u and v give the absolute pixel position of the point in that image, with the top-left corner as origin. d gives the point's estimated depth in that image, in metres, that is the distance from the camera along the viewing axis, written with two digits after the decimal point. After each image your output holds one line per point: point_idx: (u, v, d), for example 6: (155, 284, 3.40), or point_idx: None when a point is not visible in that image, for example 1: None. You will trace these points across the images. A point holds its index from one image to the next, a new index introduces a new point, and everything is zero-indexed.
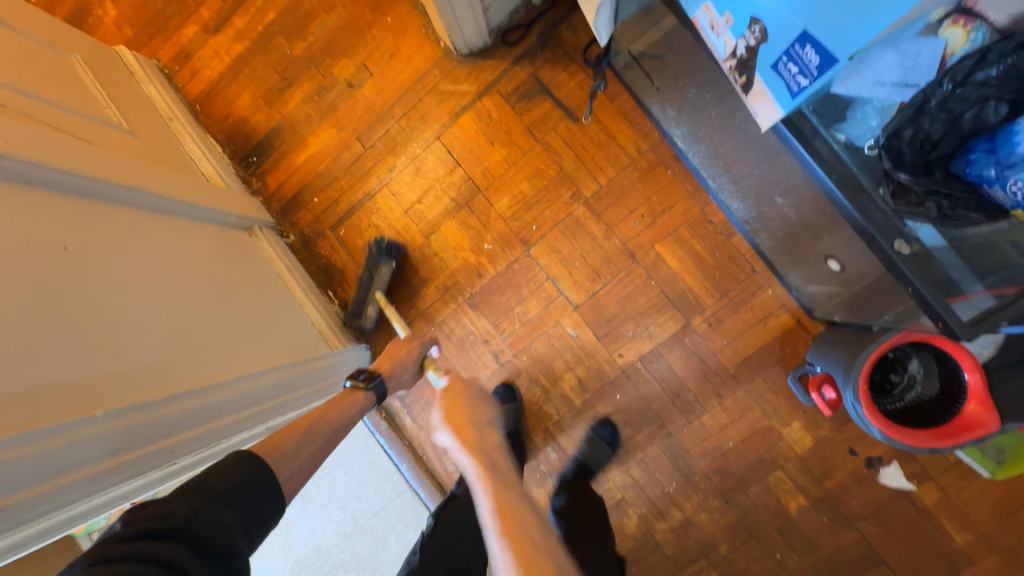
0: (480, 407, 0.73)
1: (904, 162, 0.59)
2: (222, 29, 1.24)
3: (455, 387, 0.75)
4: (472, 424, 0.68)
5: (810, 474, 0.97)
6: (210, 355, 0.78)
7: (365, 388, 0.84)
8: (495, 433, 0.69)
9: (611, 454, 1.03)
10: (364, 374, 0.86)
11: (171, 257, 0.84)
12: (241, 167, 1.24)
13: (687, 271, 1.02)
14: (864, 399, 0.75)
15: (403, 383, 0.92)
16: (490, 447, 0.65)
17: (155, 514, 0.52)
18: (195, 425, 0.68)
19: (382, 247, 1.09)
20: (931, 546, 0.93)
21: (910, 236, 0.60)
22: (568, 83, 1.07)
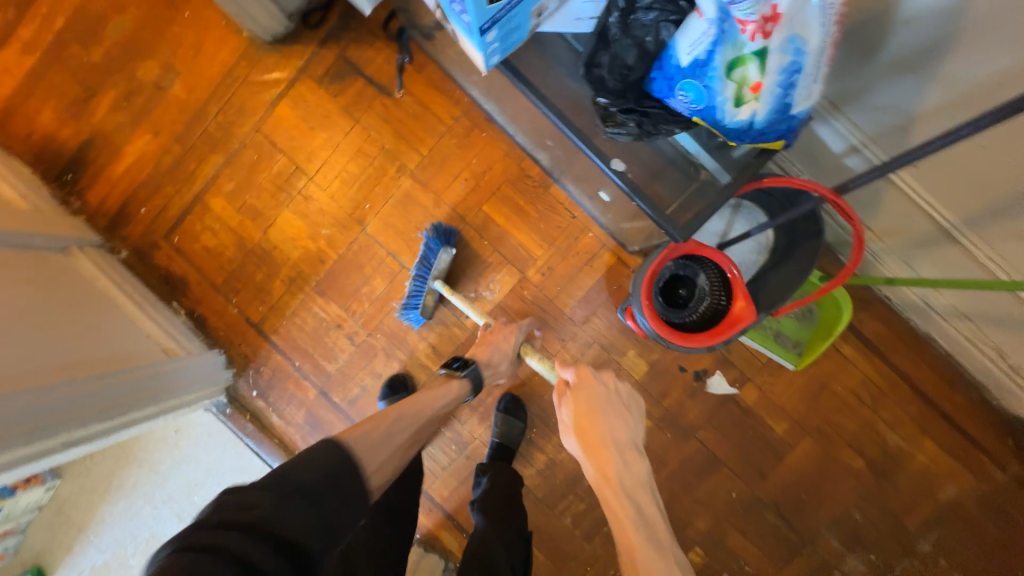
0: (620, 420, 0.75)
1: (607, 87, 0.64)
2: (8, 42, 1.15)
3: (584, 390, 0.76)
4: (612, 447, 0.71)
5: (650, 396, 1.05)
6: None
7: (459, 374, 0.89)
8: (637, 458, 0.71)
9: (523, 424, 1.05)
10: (459, 362, 0.91)
11: None
12: (56, 186, 1.16)
13: (515, 227, 1.06)
14: (644, 300, 0.83)
15: (498, 370, 0.95)
16: (630, 480, 0.69)
17: (235, 503, 0.51)
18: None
19: (438, 234, 1.02)
20: (757, 439, 1.04)
21: (700, 167, 0.74)
22: (376, 59, 1.08)
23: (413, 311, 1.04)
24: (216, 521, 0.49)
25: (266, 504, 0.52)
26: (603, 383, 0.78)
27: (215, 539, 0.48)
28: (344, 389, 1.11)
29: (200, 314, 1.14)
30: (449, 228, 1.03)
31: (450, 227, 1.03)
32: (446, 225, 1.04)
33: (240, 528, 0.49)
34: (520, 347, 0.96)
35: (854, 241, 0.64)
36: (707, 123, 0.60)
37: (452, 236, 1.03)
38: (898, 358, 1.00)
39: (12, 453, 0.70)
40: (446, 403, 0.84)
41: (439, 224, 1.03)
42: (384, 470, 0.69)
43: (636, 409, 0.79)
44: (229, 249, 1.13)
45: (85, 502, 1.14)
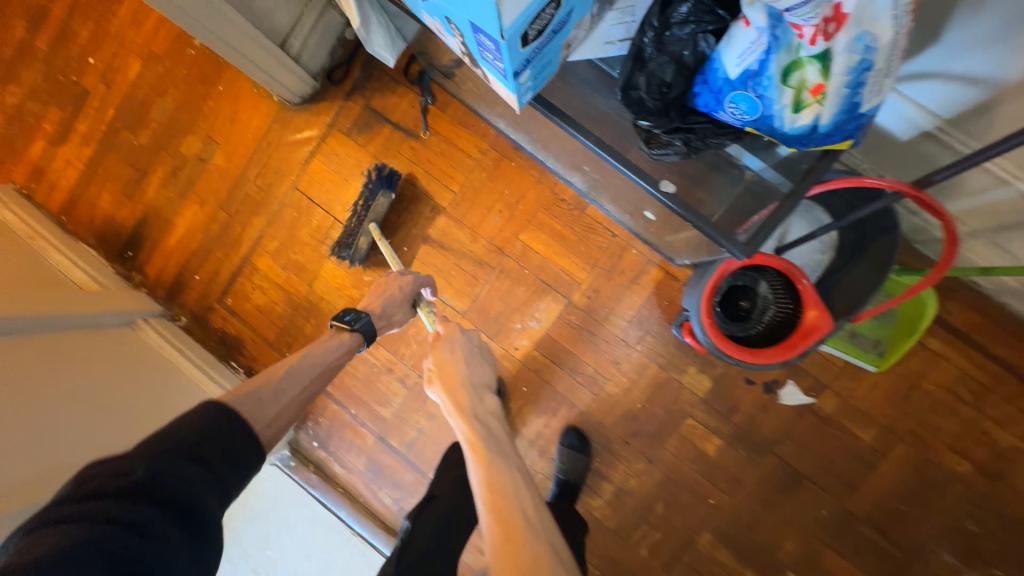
0: (472, 368, 0.74)
1: (648, 108, 0.61)
2: (68, 137, 1.25)
3: (446, 345, 0.75)
4: (467, 387, 0.70)
5: (718, 413, 0.99)
6: (63, 464, 0.77)
7: (350, 328, 0.82)
8: (491, 396, 0.72)
9: (586, 458, 1.00)
10: (349, 315, 0.83)
11: (49, 372, 0.85)
12: (119, 264, 1.24)
13: (554, 253, 1.04)
14: (706, 319, 0.78)
15: (391, 321, 0.87)
16: (481, 409, 0.68)
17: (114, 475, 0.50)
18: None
19: (381, 175, 1.07)
20: (842, 449, 0.96)
21: (744, 168, 0.72)
22: (400, 105, 1.10)
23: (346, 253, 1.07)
24: (80, 492, 0.49)
25: (141, 469, 0.51)
26: (466, 334, 0.79)
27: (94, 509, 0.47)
28: (401, 432, 1.11)
29: (258, 370, 1.18)
30: (386, 169, 1.07)
31: (395, 171, 1.07)
32: (389, 167, 1.08)
33: (119, 495, 0.49)
34: (415, 299, 0.90)
35: (944, 238, 0.58)
36: (764, 131, 0.56)
37: (394, 177, 1.07)
38: (999, 348, 0.90)
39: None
40: (333, 357, 0.80)
41: (377, 167, 1.07)
42: (280, 420, 0.69)
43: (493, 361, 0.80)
44: (279, 306, 1.17)
45: None
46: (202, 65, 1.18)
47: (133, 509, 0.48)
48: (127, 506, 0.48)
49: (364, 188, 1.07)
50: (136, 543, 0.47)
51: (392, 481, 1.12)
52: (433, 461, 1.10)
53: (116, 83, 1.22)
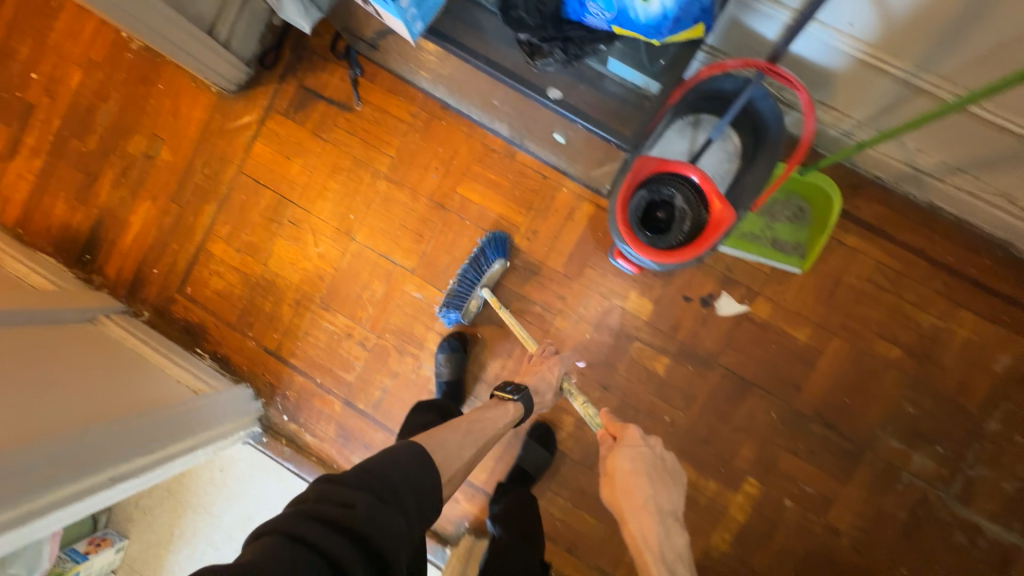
0: (655, 491, 0.73)
1: (527, 24, 0.67)
2: (17, 151, 1.28)
3: (627, 451, 0.75)
4: (651, 516, 0.71)
5: (662, 332, 1.04)
6: (24, 423, 0.76)
7: (512, 398, 0.84)
8: (678, 529, 0.72)
9: (550, 455, 1.04)
10: (511, 387, 0.87)
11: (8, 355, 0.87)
12: (78, 268, 1.27)
13: (493, 201, 1.09)
14: (622, 227, 0.84)
15: (546, 400, 0.90)
16: (669, 550, 0.69)
17: (335, 497, 0.52)
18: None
19: (494, 241, 1.04)
20: (782, 351, 1.00)
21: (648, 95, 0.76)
22: (332, 81, 1.15)
23: (453, 313, 1.05)
24: (309, 512, 0.51)
25: (361, 506, 0.52)
26: (649, 445, 0.76)
27: (313, 529, 0.49)
28: (367, 394, 1.14)
29: (223, 353, 1.20)
30: (500, 236, 1.05)
31: (506, 237, 1.06)
32: (501, 233, 1.06)
33: (335, 524, 0.50)
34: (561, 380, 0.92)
35: (804, 108, 0.66)
36: (626, 26, 0.62)
37: (506, 245, 1.05)
38: (908, 236, 0.97)
39: (53, 493, 0.74)
40: (500, 425, 0.79)
41: (491, 232, 1.05)
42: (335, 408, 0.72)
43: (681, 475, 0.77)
44: (237, 288, 1.20)
45: (154, 556, 1.20)
46: (140, 67, 1.23)
47: (344, 546, 0.49)
48: (335, 538, 0.49)
49: (476, 250, 1.03)
50: None
51: (363, 444, 1.14)
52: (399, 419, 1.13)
53: (60, 94, 1.26)
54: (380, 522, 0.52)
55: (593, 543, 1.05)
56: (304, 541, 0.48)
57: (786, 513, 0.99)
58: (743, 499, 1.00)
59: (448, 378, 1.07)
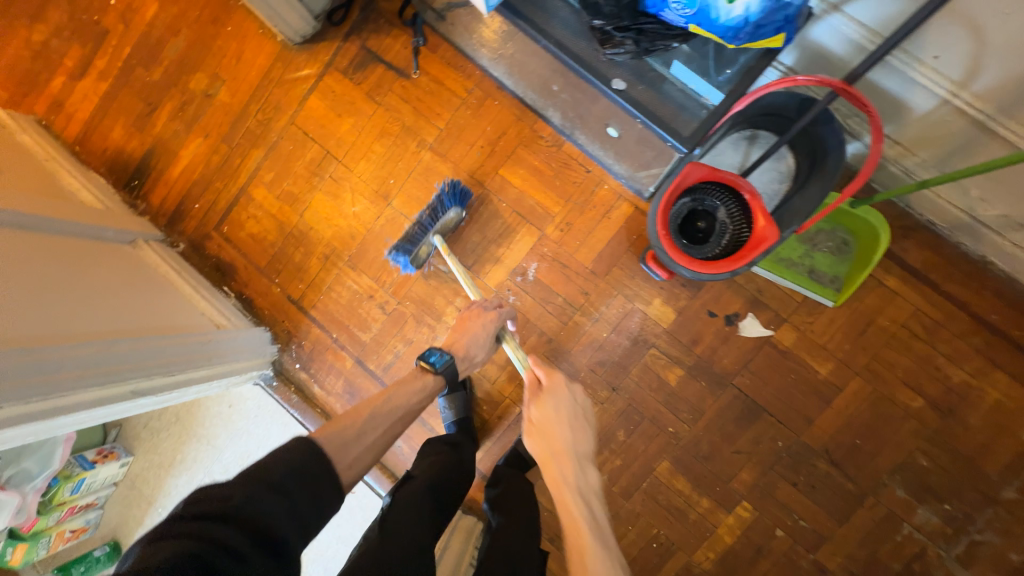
0: (570, 431, 0.79)
1: (602, 11, 0.66)
2: (87, 72, 1.33)
3: (552, 399, 0.81)
4: (568, 453, 0.76)
5: (681, 343, 1.03)
6: (59, 326, 0.79)
7: (434, 370, 0.87)
8: (590, 467, 0.77)
9: None
10: (434, 357, 0.88)
11: (52, 263, 0.90)
12: (126, 192, 1.31)
13: (532, 187, 1.09)
14: (660, 231, 0.82)
15: (473, 362, 0.93)
16: (582, 485, 0.74)
17: (213, 497, 0.52)
18: (25, 377, 0.69)
19: (453, 191, 1.05)
20: (800, 382, 0.98)
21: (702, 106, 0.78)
22: (394, 45, 1.17)
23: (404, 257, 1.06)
24: (186, 514, 0.51)
25: (237, 497, 0.53)
26: (568, 390, 0.84)
27: (190, 525, 0.49)
28: (378, 356, 1.16)
29: (248, 295, 1.24)
30: (458, 184, 1.05)
31: (464, 187, 1.05)
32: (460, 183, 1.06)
33: (217, 518, 0.50)
34: (499, 331, 0.94)
35: (871, 132, 0.63)
36: (704, 26, 0.62)
37: (465, 195, 1.06)
38: (952, 286, 0.94)
39: (80, 396, 0.77)
40: (414, 399, 0.82)
41: (450, 180, 1.05)
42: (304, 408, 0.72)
43: (593, 423, 0.84)
44: (271, 234, 1.23)
45: (155, 476, 1.26)
46: (213, 7, 1.27)
47: (226, 530, 0.49)
48: (219, 528, 0.49)
49: (434, 198, 1.05)
50: (227, 563, 0.47)
51: None
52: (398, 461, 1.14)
53: (134, 23, 1.31)
54: (262, 504, 0.54)
55: None
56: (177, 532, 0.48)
57: (776, 544, 0.98)
58: (733, 521, 0.99)
59: (456, 417, 1.04)
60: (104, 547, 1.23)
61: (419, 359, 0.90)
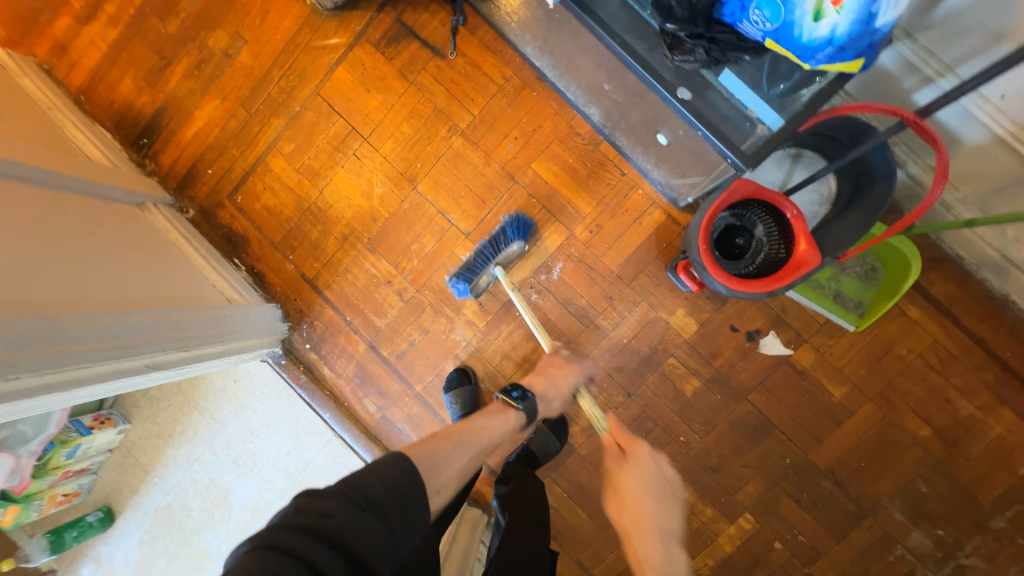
0: (656, 508, 0.75)
1: (675, 15, 0.64)
2: (95, 17, 1.25)
3: (635, 470, 0.79)
4: (654, 534, 0.72)
5: (700, 356, 1.03)
6: (72, 295, 0.75)
7: (515, 406, 0.81)
8: (677, 546, 0.73)
9: (558, 445, 1.03)
10: (517, 393, 0.83)
11: (59, 224, 0.85)
12: (133, 150, 1.25)
13: (564, 184, 1.07)
14: (701, 246, 0.82)
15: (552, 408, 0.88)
16: (667, 567, 0.69)
17: (312, 511, 0.47)
18: (43, 347, 0.65)
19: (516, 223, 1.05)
20: (814, 403, 1.00)
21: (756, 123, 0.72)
22: (431, 22, 1.11)
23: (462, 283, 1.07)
24: (288, 524, 0.46)
25: (341, 516, 0.48)
26: (656, 462, 0.81)
27: (292, 541, 0.45)
28: (392, 343, 1.15)
29: (259, 269, 1.20)
30: (526, 220, 1.05)
31: (530, 220, 1.06)
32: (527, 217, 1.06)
33: (316, 536, 0.46)
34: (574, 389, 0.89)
35: (936, 173, 0.64)
36: (782, 42, 0.59)
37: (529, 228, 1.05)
38: (972, 322, 0.95)
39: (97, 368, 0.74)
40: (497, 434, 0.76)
41: (519, 215, 1.05)
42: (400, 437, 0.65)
43: (682, 496, 0.81)
44: (287, 209, 1.19)
45: (153, 445, 1.24)
46: None
47: (324, 554, 0.45)
48: (319, 550, 0.45)
49: (497, 229, 1.05)
50: None
51: (378, 390, 1.15)
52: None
53: None
54: (359, 531, 0.48)
55: (579, 537, 1.07)
56: (281, 549, 0.44)
57: (773, 555, 1.01)
58: (734, 531, 1.02)
59: (462, 411, 1.07)
60: (97, 512, 1.21)
61: (499, 394, 0.84)
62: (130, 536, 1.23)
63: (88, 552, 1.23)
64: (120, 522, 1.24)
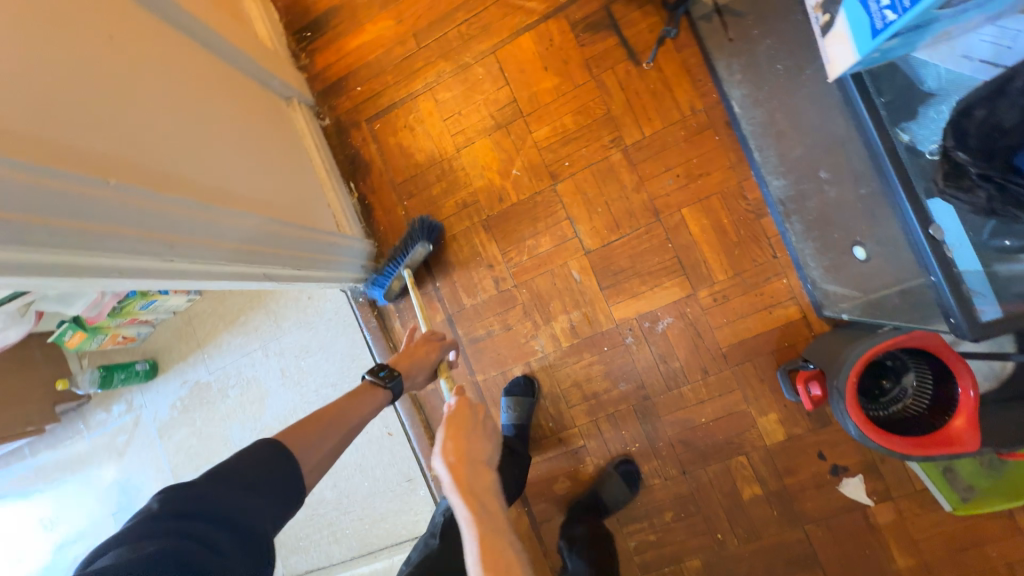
0: (476, 438, 0.74)
1: (967, 144, 0.61)
2: None
3: (459, 411, 0.76)
4: (468, 459, 0.69)
5: (773, 467, 0.97)
6: (217, 184, 0.75)
7: (383, 385, 0.83)
8: (490, 469, 0.71)
9: (631, 495, 1.00)
10: (386, 371, 0.84)
11: (221, 104, 0.85)
12: (294, 40, 1.23)
13: (707, 243, 1.00)
14: (850, 379, 0.75)
15: (416, 383, 0.88)
16: (481, 484, 0.68)
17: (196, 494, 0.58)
18: (191, 233, 0.66)
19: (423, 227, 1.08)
20: (872, 562, 0.93)
21: (954, 265, 0.61)
22: (639, 23, 1.03)
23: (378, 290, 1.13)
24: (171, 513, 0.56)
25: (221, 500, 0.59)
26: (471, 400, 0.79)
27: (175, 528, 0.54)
28: (470, 325, 1.12)
29: (370, 202, 1.18)
30: (431, 222, 1.08)
31: (434, 223, 1.09)
32: (434, 221, 1.09)
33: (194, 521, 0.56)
34: (437, 364, 0.90)
35: None
36: None
37: (434, 230, 1.08)
38: None
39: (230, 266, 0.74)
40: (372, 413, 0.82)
41: (422, 219, 1.08)
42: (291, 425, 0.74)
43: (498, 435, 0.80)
44: (420, 154, 1.15)
45: (213, 324, 1.26)
46: None
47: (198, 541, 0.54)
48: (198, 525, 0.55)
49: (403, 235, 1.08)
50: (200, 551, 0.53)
51: None
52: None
53: None
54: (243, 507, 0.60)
55: None
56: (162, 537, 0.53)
57: None
58: None
59: (514, 421, 1.05)
60: (145, 363, 1.26)
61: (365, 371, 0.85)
62: (166, 395, 1.28)
63: (123, 394, 1.30)
64: (160, 379, 1.29)
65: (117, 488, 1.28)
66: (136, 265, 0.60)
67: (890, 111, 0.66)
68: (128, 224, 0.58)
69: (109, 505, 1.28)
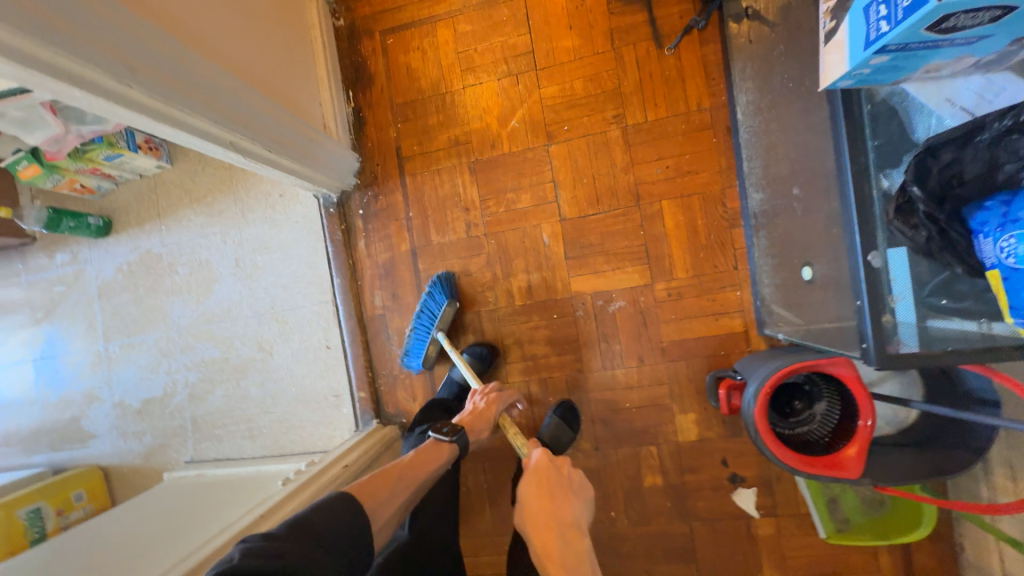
0: (568, 498, 0.69)
1: (925, 183, 0.62)
2: None
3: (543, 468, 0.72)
4: (557, 523, 0.65)
5: (678, 462, 1.02)
6: (204, 36, 0.72)
7: (449, 440, 0.84)
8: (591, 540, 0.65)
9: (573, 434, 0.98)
10: (448, 427, 0.85)
11: None
12: None
13: (677, 238, 1.02)
14: (764, 390, 0.77)
15: (480, 440, 0.89)
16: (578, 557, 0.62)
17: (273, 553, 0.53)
18: (159, 70, 0.63)
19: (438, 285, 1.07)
20: (742, 567, 1.00)
21: (888, 310, 0.62)
22: (671, 6, 1.02)
23: (415, 357, 1.08)
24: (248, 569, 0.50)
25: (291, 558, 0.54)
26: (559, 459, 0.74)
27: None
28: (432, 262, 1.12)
29: (364, 116, 1.15)
30: (448, 276, 1.08)
31: (448, 276, 1.08)
32: (452, 276, 1.09)
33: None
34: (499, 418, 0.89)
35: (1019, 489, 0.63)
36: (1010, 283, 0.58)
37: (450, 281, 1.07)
38: None
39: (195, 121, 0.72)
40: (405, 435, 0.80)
41: (439, 275, 1.07)
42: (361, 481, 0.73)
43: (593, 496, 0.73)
44: (424, 80, 1.13)
45: (178, 198, 1.23)
46: None
47: None
48: None
49: (423, 299, 1.06)
50: None
51: (394, 291, 1.15)
52: (386, 362, 1.16)
53: None
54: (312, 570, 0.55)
55: (472, 523, 1.10)
56: None
57: None
58: None
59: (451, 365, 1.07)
60: (99, 219, 1.22)
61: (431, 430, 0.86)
62: (114, 256, 1.25)
63: (70, 244, 1.27)
64: (112, 239, 1.26)
65: (44, 335, 1.27)
66: (89, 76, 0.56)
67: (878, 155, 0.65)
68: (94, 34, 0.55)
69: (31, 350, 1.27)
